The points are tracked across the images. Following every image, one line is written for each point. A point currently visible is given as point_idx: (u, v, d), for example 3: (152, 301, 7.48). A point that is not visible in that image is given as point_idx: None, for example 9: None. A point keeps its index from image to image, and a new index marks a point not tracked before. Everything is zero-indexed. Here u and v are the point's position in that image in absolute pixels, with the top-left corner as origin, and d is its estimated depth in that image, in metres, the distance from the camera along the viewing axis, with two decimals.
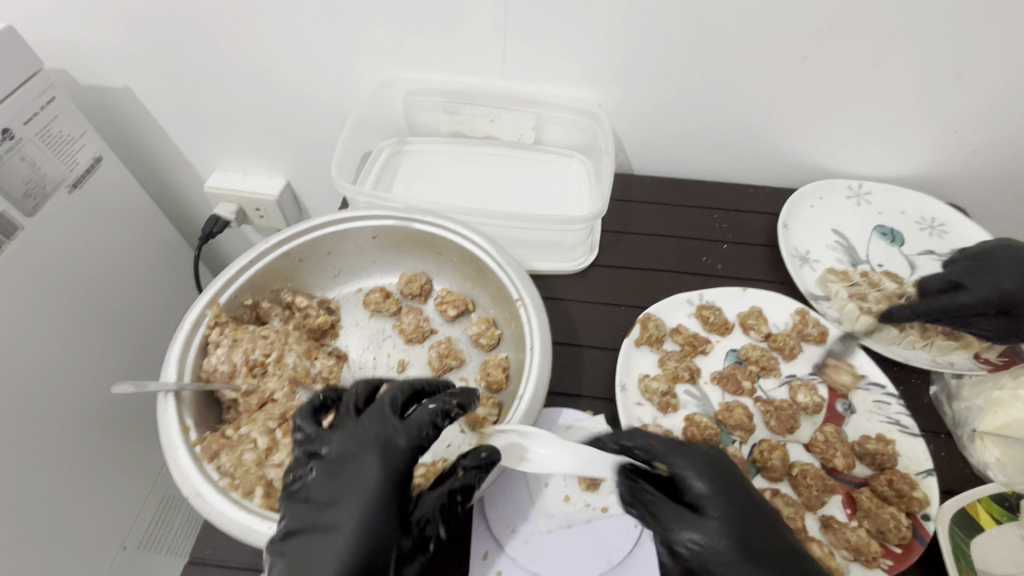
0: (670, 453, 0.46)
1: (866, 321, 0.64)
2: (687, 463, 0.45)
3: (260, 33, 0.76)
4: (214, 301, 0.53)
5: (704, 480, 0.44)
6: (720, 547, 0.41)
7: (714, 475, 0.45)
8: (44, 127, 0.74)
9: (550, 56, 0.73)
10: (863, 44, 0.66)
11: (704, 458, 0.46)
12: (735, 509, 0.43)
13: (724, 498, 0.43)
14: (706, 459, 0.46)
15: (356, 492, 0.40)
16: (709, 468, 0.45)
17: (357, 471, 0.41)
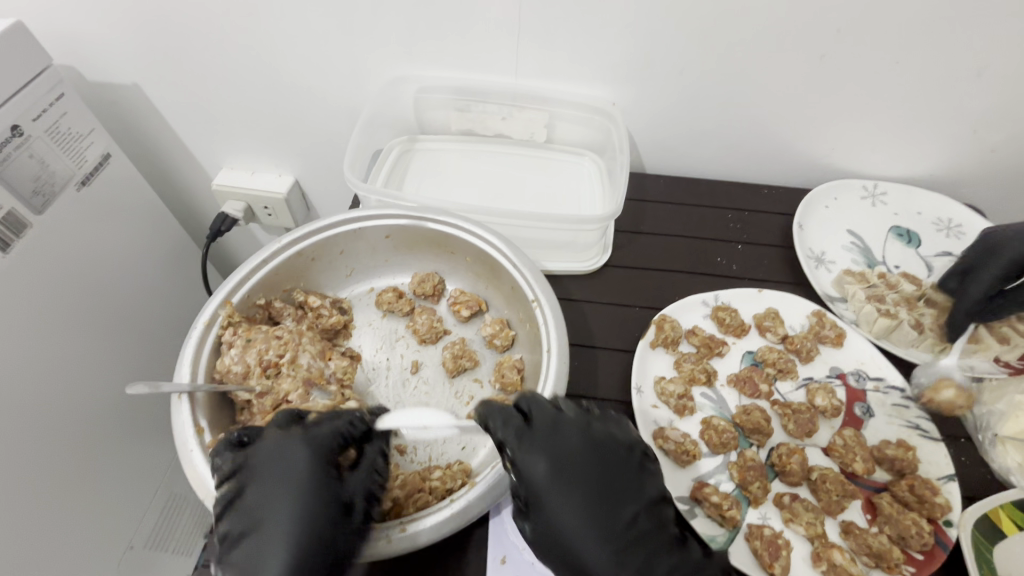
0: (537, 451, 0.43)
1: (884, 323, 0.63)
2: (528, 462, 0.42)
3: (270, 30, 0.75)
4: (227, 301, 0.53)
5: (553, 485, 0.41)
6: (571, 550, 0.40)
7: (572, 479, 0.41)
8: (53, 124, 0.73)
9: (564, 53, 0.72)
10: (882, 42, 0.65)
11: (574, 458, 0.42)
12: (596, 519, 0.40)
13: (582, 506, 0.40)
14: (555, 463, 0.42)
15: (285, 493, 0.39)
16: (568, 472, 0.42)
17: (280, 475, 0.40)
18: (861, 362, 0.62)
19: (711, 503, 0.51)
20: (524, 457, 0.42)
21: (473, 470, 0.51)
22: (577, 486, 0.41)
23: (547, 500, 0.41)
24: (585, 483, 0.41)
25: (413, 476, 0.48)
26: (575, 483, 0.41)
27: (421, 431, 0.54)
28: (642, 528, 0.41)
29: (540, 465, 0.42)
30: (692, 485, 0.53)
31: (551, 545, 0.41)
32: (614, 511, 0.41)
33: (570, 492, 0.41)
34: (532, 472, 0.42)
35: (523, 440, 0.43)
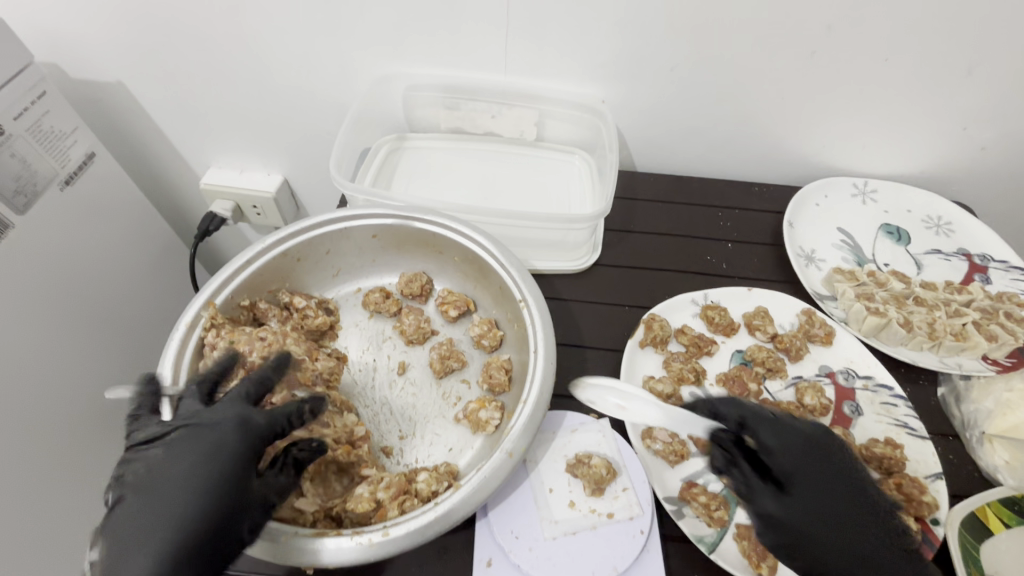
0: (786, 433, 0.48)
1: (873, 322, 0.62)
2: (775, 439, 0.48)
3: (257, 29, 0.74)
4: (210, 303, 0.52)
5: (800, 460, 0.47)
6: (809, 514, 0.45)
7: (814, 460, 0.47)
8: (35, 122, 0.72)
9: (553, 51, 0.72)
10: (871, 39, 0.65)
11: (812, 456, 0.47)
12: (827, 489, 0.46)
13: (825, 478, 0.46)
14: (808, 445, 0.48)
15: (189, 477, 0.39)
16: (824, 455, 0.47)
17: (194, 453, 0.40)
18: (850, 361, 0.62)
19: (699, 503, 0.49)
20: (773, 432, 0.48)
21: (459, 472, 0.50)
22: (821, 463, 0.47)
23: (801, 471, 0.46)
24: (821, 460, 0.47)
25: (398, 477, 0.46)
26: (809, 456, 0.47)
27: (408, 432, 0.53)
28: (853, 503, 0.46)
29: (780, 443, 0.47)
30: (681, 485, 0.52)
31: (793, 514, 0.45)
32: (834, 506, 0.46)
33: (815, 469, 0.47)
34: (774, 447, 0.47)
35: (756, 419, 0.48)
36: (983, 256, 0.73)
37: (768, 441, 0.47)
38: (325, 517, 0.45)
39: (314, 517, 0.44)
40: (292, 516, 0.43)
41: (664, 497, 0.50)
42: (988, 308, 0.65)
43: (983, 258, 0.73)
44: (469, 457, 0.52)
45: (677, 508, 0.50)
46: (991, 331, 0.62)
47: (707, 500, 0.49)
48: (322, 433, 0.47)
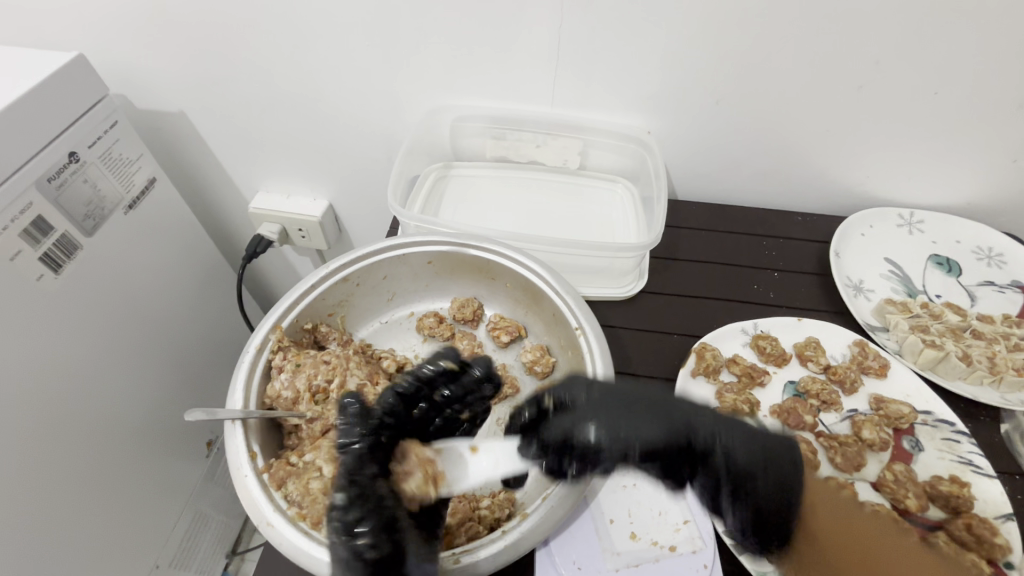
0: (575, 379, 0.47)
1: (930, 355, 0.61)
2: (585, 393, 0.45)
3: (315, 60, 0.78)
4: (277, 326, 0.54)
5: (673, 421, 0.43)
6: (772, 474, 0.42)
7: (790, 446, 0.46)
8: (106, 150, 0.78)
9: (601, 85, 0.74)
10: (919, 74, 0.66)
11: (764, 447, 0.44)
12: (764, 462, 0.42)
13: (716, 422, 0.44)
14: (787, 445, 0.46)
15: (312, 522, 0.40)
16: (631, 407, 0.44)
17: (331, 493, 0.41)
18: (907, 394, 0.61)
19: None
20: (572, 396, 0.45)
21: (518, 500, 0.51)
22: (622, 401, 0.44)
23: (713, 433, 0.43)
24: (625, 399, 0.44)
25: (462, 502, 0.48)
26: (675, 414, 0.44)
27: None
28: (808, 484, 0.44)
29: (579, 390, 0.45)
30: None
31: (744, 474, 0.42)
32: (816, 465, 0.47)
33: (639, 422, 0.43)
34: (664, 413, 0.44)
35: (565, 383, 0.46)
36: None
37: (580, 401, 0.44)
38: None
39: None
40: None
41: (726, 531, 0.48)
42: None
43: None
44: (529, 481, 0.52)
45: None
46: None
47: None
48: None
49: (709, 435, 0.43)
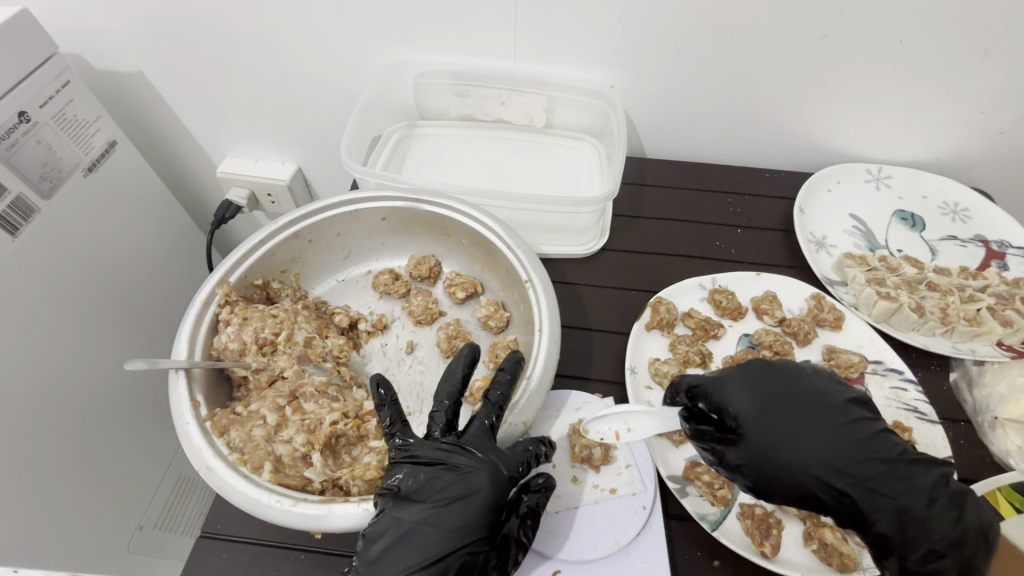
0: (754, 374, 0.47)
1: (884, 306, 0.61)
2: (739, 395, 0.46)
3: (268, 14, 0.75)
4: (224, 281, 0.53)
5: (838, 461, 0.43)
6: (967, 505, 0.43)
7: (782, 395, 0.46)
8: (60, 111, 0.76)
9: (563, 37, 0.72)
10: (885, 22, 0.64)
11: (779, 404, 0.45)
12: (905, 487, 0.43)
13: (871, 459, 0.43)
14: (770, 400, 0.46)
15: (473, 497, 0.43)
16: (759, 444, 0.44)
17: (461, 482, 0.43)
18: (860, 345, 0.62)
19: (703, 482, 0.49)
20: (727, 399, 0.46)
21: None
22: (779, 412, 0.45)
23: (830, 466, 0.43)
24: (800, 414, 0.45)
25: None
26: (871, 449, 0.44)
27: (414, 409, 0.54)
28: (939, 497, 0.43)
29: (742, 394, 0.46)
30: (684, 465, 0.51)
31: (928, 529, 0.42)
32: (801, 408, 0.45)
33: (791, 438, 0.44)
34: (813, 435, 0.44)
35: (735, 385, 0.47)
36: (1000, 242, 0.71)
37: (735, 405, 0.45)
38: (333, 486, 0.46)
39: (322, 486, 0.45)
40: (301, 483, 0.45)
41: (667, 474, 0.50)
42: (1003, 294, 0.63)
43: (1001, 245, 0.71)
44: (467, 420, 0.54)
45: (681, 486, 0.50)
46: (1007, 317, 0.60)
47: (710, 479, 0.49)
48: (333, 407, 0.49)
49: (904, 478, 0.43)
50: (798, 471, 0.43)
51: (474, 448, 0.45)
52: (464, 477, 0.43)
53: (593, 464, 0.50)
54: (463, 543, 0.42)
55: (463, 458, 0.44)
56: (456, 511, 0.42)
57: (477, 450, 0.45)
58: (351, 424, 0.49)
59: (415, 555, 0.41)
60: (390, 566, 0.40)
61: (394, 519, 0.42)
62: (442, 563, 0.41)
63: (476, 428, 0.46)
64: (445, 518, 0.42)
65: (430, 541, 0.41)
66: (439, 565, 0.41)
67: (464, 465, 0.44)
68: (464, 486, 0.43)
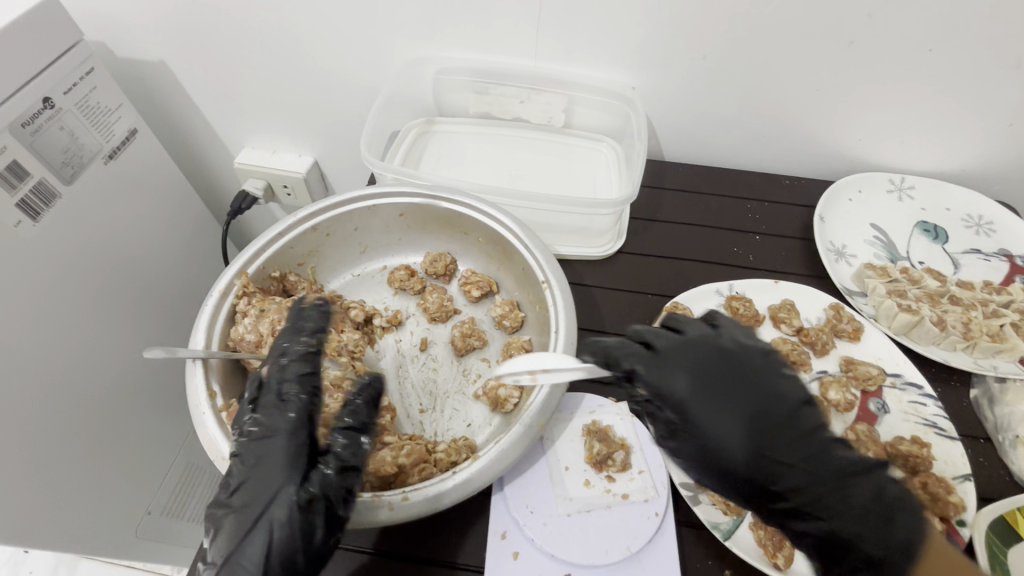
0: (696, 353, 0.44)
1: (904, 319, 0.61)
2: (674, 374, 0.43)
3: (291, 8, 0.75)
4: (242, 272, 0.54)
5: (772, 441, 0.41)
6: (902, 514, 0.39)
7: (713, 374, 0.43)
8: (83, 98, 0.77)
9: (585, 36, 0.71)
10: (914, 30, 0.63)
11: (716, 378, 0.43)
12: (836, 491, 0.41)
13: (797, 440, 0.42)
14: (702, 376, 0.43)
15: (264, 460, 0.42)
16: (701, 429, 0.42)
17: (271, 443, 0.42)
18: (878, 358, 0.60)
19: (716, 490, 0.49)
20: (670, 380, 0.43)
21: (478, 447, 0.51)
22: (717, 400, 0.43)
23: (766, 448, 0.41)
24: (732, 396, 0.43)
25: (419, 445, 0.47)
26: (795, 431, 0.42)
27: (428, 407, 0.54)
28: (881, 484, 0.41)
29: (683, 379, 0.43)
30: None
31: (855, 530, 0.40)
32: (726, 385, 0.43)
33: (720, 418, 0.42)
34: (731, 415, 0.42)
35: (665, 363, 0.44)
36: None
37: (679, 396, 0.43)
38: None
39: None
40: None
41: (680, 482, 0.49)
42: None
43: None
44: (479, 419, 0.54)
45: (693, 493, 0.49)
46: None
47: None
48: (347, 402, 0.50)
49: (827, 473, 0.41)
50: (739, 455, 0.41)
51: (287, 405, 0.44)
52: (269, 435, 0.42)
53: (607, 471, 0.50)
54: (279, 514, 0.40)
55: (279, 417, 0.43)
56: (259, 474, 0.41)
57: (287, 410, 0.44)
58: None
59: (228, 531, 0.40)
60: (239, 535, 0.39)
61: (225, 497, 0.41)
62: (266, 526, 0.39)
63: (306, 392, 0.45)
64: (269, 481, 0.41)
65: (249, 516, 0.40)
66: (256, 530, 0.39)
67: (262, 426, 0.43)
68: (260, 447, 0.42)
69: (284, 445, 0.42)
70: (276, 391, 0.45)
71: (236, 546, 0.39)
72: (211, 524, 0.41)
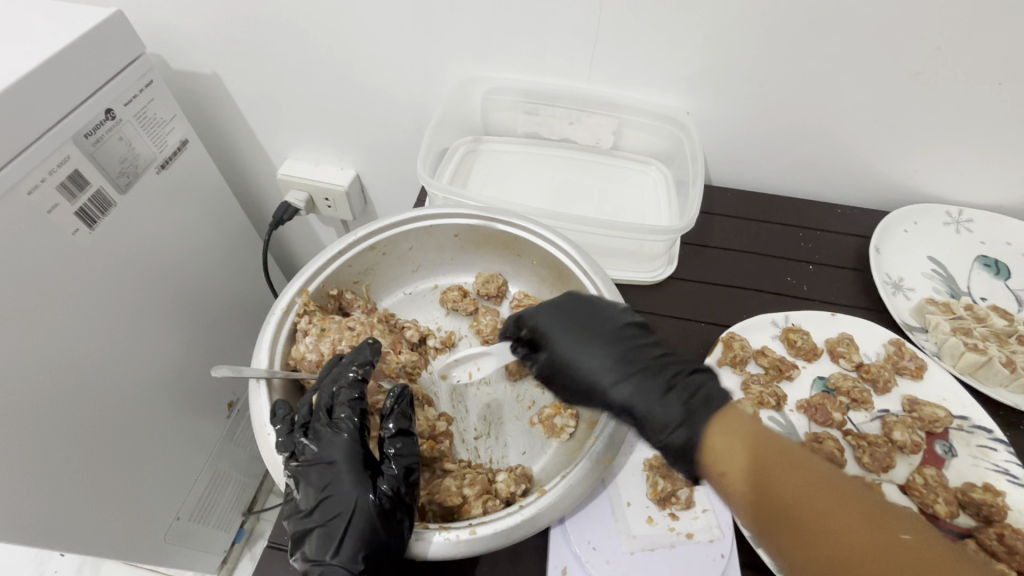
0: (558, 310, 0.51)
1: (971, 358, 0.59)
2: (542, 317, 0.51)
3: (348, 26, 0.76)
4: (303, 290, 0.54)
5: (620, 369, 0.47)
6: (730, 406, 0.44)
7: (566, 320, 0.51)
8: (141, 109, 0.78)
9: (641, 62, 0.71)
10: (985, 63, 0.62)
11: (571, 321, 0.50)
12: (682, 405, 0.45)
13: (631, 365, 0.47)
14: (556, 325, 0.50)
15: (331, 477, 0.43)
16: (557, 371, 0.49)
17: (332, 460, 0.43)
18: (943, 398, 0.59)
19: None
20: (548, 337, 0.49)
21: (534, 476, 0.51)
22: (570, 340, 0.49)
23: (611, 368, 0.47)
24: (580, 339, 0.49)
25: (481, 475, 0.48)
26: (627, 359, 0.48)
27: (482, 432, 0.54)
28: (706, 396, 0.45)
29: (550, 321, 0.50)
30: None
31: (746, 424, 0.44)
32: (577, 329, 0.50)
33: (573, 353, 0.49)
34: (620, 359, 0.47)
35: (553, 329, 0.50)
36: None
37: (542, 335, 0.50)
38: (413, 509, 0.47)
39: None
40: None
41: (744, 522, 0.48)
42: None
43: None
44: (533, 446, 0.53)
45: None
46: None
47: None
48: None
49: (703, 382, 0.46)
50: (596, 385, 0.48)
51: (338, 424, 0.45)
52: (326, 452, 0.44)
53: (670, 509, 0.49)
54: (360, 527, 0.41)
55: (332, 435, 0.44)
56: (331, 492, 0.42)
57: (340, 428, 0.45)
58: (427, 444, 0.50)
59: (314, 546, 0.41)
60: (335, 549, 0.41)
61: (302, 519, 0.42)
62: (354, 536, 0.41)
63: (349, 411, 0.46)
64: (345, 496, 0.42)
65: (336, 528, 0.41)
66: (348, 540, 0.41)
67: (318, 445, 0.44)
68: (322, 467, 0.43)
69: (345, 460, 0.44)
70: (327, 412, 0.46)
71: (326, 559, 0.40)
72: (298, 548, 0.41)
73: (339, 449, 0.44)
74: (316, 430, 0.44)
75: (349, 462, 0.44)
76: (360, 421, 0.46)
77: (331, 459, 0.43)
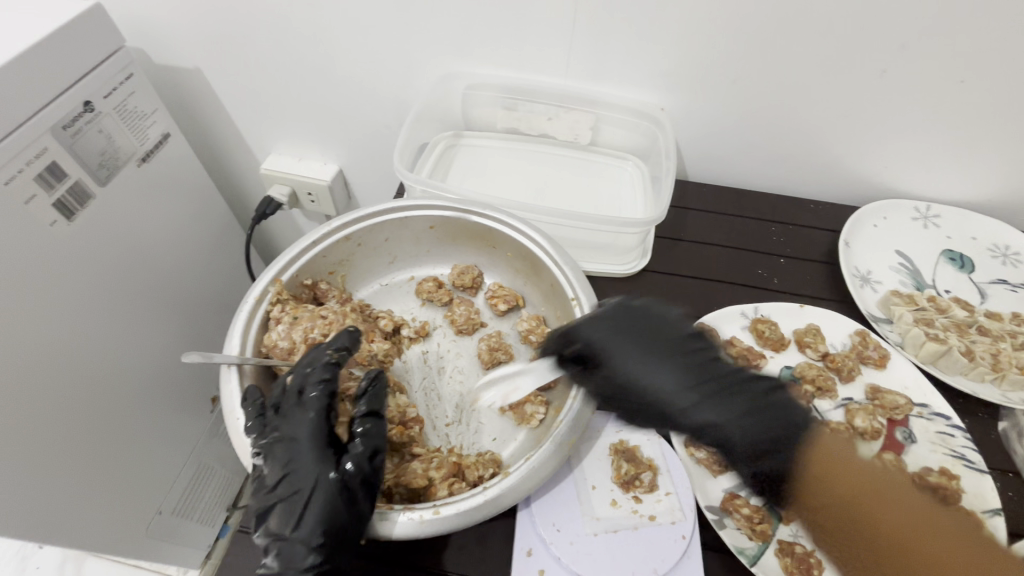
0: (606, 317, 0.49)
1: (931, 348, 0.61)
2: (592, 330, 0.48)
3: (329, 22, 0.77)
4: (277, 279, 0.55)
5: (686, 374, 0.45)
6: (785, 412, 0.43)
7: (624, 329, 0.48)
8: (121, 102, 0.78)
9: (617, 59, 0.72)
10: (947, 61, 0.64)
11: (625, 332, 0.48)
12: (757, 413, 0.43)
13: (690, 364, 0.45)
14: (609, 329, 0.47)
15: (296, 454, 0.43)
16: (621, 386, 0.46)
17: (297, 438, 0.44)
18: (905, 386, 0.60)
19: (742, 515, 0.48)
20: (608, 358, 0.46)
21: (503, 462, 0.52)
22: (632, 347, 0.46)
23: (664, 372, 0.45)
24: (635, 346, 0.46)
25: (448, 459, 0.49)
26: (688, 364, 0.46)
27: (454, 419, 0.55)
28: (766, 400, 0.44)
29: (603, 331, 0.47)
30: (723, 496, 0.50)
31: (779, 402, 0.44)
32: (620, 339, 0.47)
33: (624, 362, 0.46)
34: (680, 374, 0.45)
35: (605, 345, 0.47)
36: None
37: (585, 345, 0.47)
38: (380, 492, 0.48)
39: None
40: None
41: (706, 505, 0.49)
42: None
43: None
44: (503, 433, 0.54)
45: (719, 518, 0.48)
46: None
47: (750, 512, 0.48)
48: None
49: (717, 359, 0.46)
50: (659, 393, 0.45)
51: (307, 404, 0.45)
52: (293, 430, 0.44)
53: (634, 492, 0.50)
54: (323, 502, 0.41)
55: (299, 414, 0.45)
56: (294, 469, 0.42)
57: (309, 409, 0.45)
58: (397, 429, 0.51)
59: (278, 521, 0.41)
60: (296, 525, 0.41)
61: (265, 495, 0.42)
62: (316, 513, 0.41)
63: (319, 392, 0.46)
64: (307, 473, 0.42)
65: (299, 503, 0.41)
66: (310, 515, 0.41)
67: (285, 424, 0.44)
68: (288, 444, 0.43)
69: (310, 438, 0.44)
70: (296, 393, 0.46)
71: (288, 533, 0.40)
72: (260, 524, 0.41)
73: (304, 428, 0.44)
74: (285, 409, 0.45)
75: (314, 441, 0.44)
76: (329, 401, 0.46)
77: (296, 437, 0.44)
